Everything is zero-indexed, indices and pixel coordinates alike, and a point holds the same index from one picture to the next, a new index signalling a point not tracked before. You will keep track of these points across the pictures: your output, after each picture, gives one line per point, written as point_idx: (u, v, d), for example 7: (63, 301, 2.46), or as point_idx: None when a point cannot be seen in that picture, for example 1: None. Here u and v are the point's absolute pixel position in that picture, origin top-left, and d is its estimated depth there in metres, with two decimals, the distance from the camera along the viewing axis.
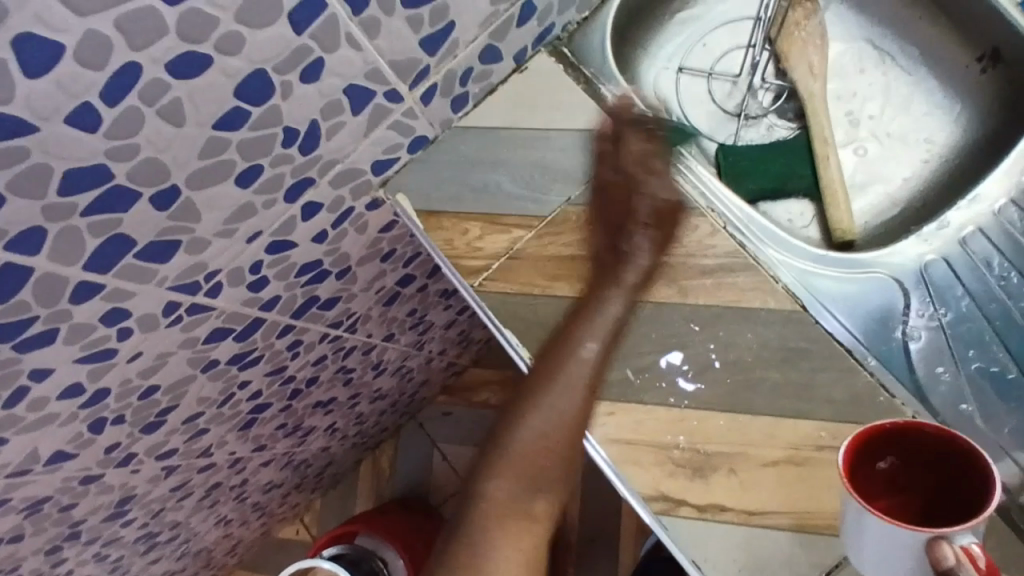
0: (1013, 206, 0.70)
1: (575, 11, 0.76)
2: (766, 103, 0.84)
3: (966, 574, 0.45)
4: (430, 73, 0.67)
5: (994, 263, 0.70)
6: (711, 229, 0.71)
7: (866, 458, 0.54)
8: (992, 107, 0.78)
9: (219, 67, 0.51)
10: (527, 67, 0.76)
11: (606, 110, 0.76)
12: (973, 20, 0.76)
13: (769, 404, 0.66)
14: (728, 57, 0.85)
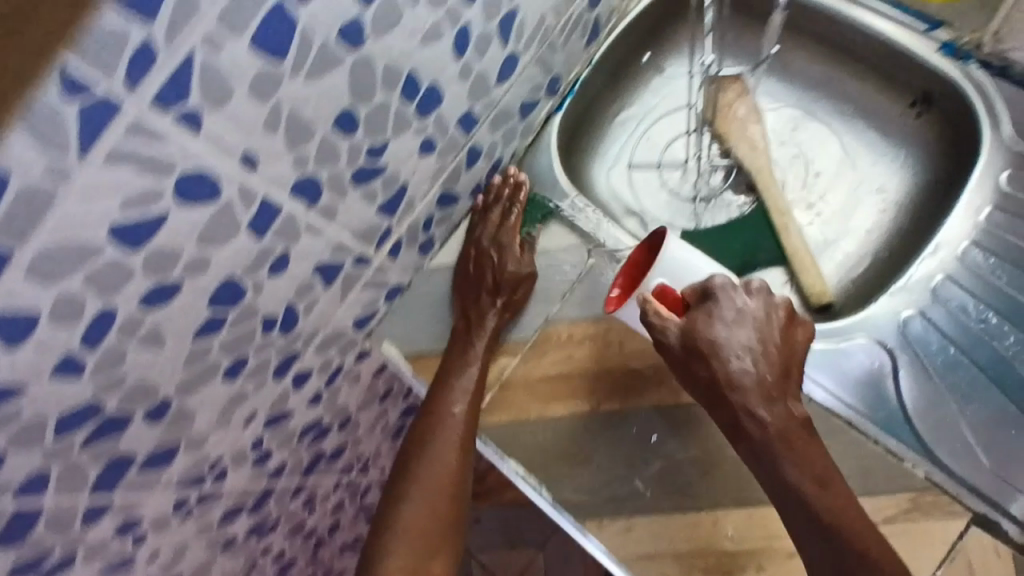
0: (976, 248, 0.70)
1: (520, 139, 0.80)
2: (718, 182, 0.86)
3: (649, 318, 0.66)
4: (393, 231, 0.71)
5: (971, 309, 0.69)
6: None
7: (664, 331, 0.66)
8: (936, 147, 0.78)
9: (190, 287, 0.54)
10: (484, 199, 0.80)
11: (563, 225, 0.79)
12: (896, 71, 0.79)
13: None
14: (673, 146, 0.88)
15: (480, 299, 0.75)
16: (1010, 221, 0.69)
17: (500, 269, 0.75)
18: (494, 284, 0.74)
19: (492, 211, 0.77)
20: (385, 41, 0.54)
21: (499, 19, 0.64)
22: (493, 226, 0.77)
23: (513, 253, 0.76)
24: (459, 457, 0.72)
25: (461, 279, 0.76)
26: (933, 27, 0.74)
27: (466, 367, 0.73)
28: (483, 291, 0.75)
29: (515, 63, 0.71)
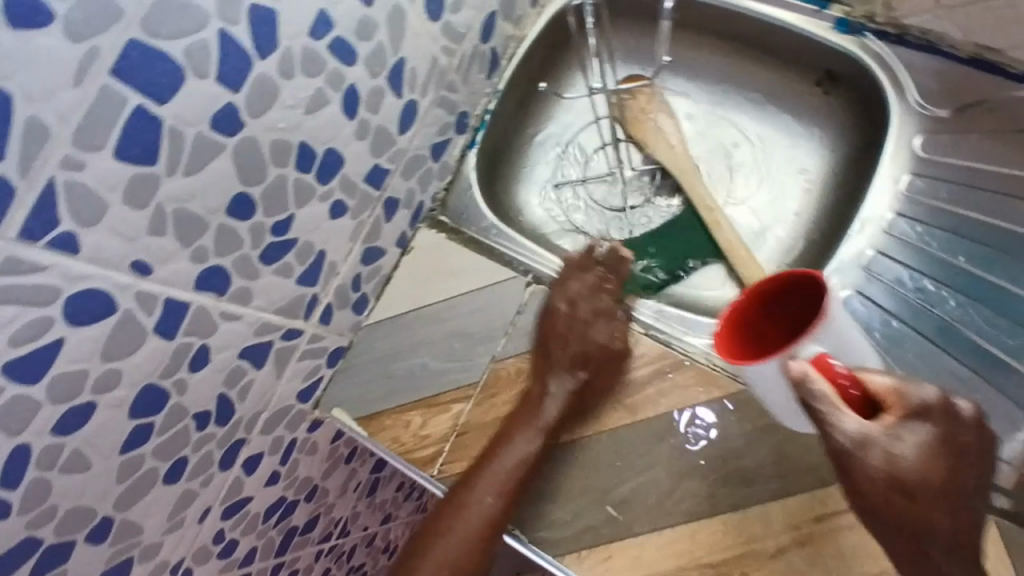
0: (901, 219, 0.70)
1: (438, 181, 0.80)
2: (646, 187, 0.86)
3: (818, 385, 0.48)
4: (320, 298, 0.69)
5: (905, 278, 0.69)
6: (633, 338, 0.72)
7: (753, 338, 0.55)
8: (847, 122, 0.79)
9: (106, 403, 0.51)
10: (413, 247, 0.79)
11: (495, 259, 0.78)
12: (796, 54, 0.79)
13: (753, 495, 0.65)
14: (595, 158, 0.88)
15: (563, 367, 0.71)
16: (929, 186, 0.70)
17: (586, 340, 0.72)
18: (584, 356, 0.71)
19: (591, 272, 0.76)
20: (265, 119, 0.52)
21: (387, 72, 0.63)
22: (591, 282, 0.76)
23: (600, 328, 0.73)
24: (476, 543, 0.67)
25: (545, 346, 0.72)
26: (822, 6, 0.73)
27: (513, 449, 0.67)
28: (563, 361, 0.72)
29: (415, 110, 0.70)
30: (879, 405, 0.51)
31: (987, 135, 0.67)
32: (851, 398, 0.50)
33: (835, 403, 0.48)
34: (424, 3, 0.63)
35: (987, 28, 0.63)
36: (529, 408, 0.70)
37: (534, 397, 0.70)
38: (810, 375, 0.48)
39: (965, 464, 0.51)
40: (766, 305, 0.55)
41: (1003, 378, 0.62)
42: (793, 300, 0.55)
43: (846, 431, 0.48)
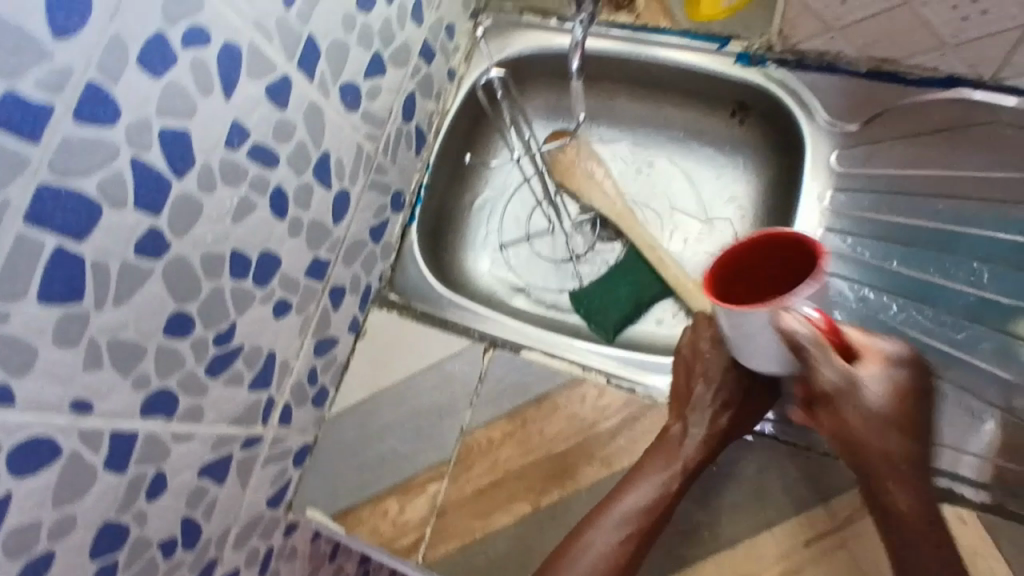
0: (832, 233, 0.71)
1: (383, 261, 0.80)
2: (588, 235, 0.88)
3: (803, 329, 0.48)
4: (275, 401, 0.68)
5: (846, 291, 0.70)
6: (598, 389, 0.70)
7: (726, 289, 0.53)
8: (765, 147, 0.82)
9: (63, 551, 0.49)
10: (366, 330, 0.79)
11: (450, 330, 0.77)
12: (707, 90, 0.82)
13: (739, 530, 0.64)
14: (534, 216, 0.90)
15: (694, 415, 0.64)
16: (852, 198, 0.72)
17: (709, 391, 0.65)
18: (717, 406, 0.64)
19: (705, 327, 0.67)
20: (192, 236, 0.52)
21: (311, 168, 0.63)
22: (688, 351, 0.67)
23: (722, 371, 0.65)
24: None
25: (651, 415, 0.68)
26: (723, 44, 0.77)
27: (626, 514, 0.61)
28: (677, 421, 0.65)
29: (347, 199, 0.70)
30: (855, 356, 0.54)
31: (897, 142, 0.71)
32: (834, 343, 0.52)
33: (831, 353, 0.50)
34: (339, 96, 0.64)
35: (879, 43, 0.69)
36: (644, 474, 0.63)
37: (666, 444, 0.64)
38: (805, 328, 0.48)
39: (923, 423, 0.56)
40: (745, 262, 0.53)
41: (955, 369, 0.65)
42: (771, 256, 0.52)
43: (827, 375, 0.51)
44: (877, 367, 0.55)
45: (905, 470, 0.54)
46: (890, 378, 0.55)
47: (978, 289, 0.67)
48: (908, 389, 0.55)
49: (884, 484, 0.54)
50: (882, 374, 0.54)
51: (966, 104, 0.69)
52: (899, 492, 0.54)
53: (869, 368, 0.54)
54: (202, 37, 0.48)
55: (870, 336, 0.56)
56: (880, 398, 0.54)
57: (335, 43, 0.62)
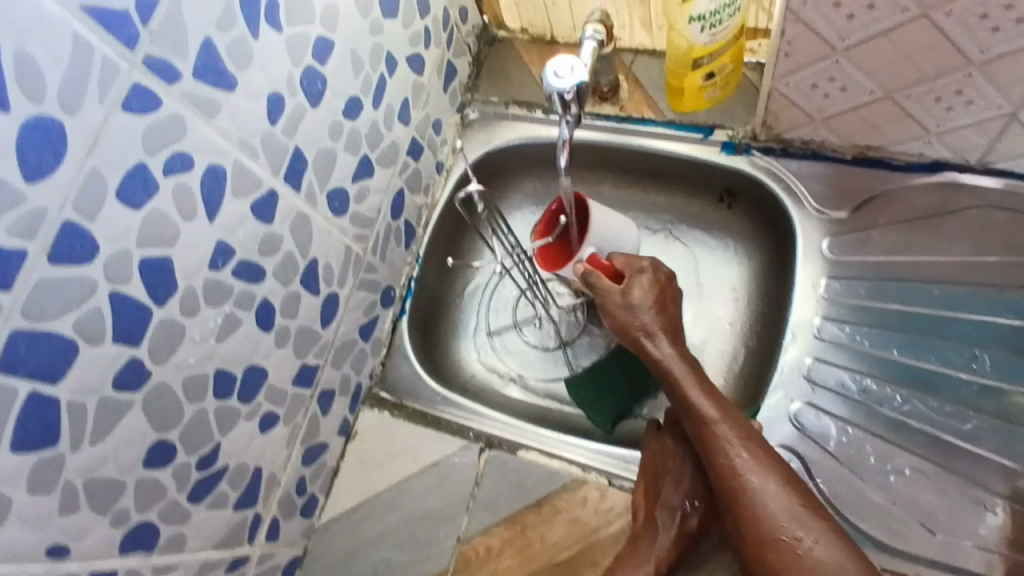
0: (830, 322, 0.71)
1: (373, 358, 0.77)
2: (580, 320, 0.86)
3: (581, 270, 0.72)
4: (262, 517, 0.65)
5: (849, 381, 0.69)
6: (600, 491, 0.68)
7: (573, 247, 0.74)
8: (753, 232, 0.81)
9: None
10: (356, 432, 0.75)
11: (443, 429, 0.74)
12: (694, 176, 0.82)
13: None
14: (523, 303, 0.88)
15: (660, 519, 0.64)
16: (846, 286, 0.71)
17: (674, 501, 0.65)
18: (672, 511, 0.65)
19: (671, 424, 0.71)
20: (174, 361, 0.50)
21: (299, 276, 0.62)
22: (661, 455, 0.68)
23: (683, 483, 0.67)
24: None
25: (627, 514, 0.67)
26: (707, 133, 0.77)
27: None
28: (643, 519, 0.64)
29: (336, 302, 0.69)
30: (621, 273, 0.72)
31: (887, 228, 0.71)
32: (608, 268, 0.72)
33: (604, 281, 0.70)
34: (327, 203, 0.64)
35: (863, 133, 0.69)
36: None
37: (650, 547, 0.63)
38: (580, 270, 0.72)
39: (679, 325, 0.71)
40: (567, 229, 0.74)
41: (961, 462, 0.65)
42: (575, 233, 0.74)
43: (625, 309, 0.70)
44: (641, 291, 0.70)
45: (716, 413, 0.64)
46: (637, 272, 0.71)
47: (981, 377, 0.66)
48: (670, 313, 0.71)
49: (711, 436, 0.64)
50: (643, 289, 0.71)
51: (953, 189, 0.69)
52: (723, 435, 0.63)
53: (644, 317, 0.70)
54: (185, 163, 0.47)
55: (633, 257, 0.72)
56: (648, 311, 0.70)
57: (322, 151, 0.61)
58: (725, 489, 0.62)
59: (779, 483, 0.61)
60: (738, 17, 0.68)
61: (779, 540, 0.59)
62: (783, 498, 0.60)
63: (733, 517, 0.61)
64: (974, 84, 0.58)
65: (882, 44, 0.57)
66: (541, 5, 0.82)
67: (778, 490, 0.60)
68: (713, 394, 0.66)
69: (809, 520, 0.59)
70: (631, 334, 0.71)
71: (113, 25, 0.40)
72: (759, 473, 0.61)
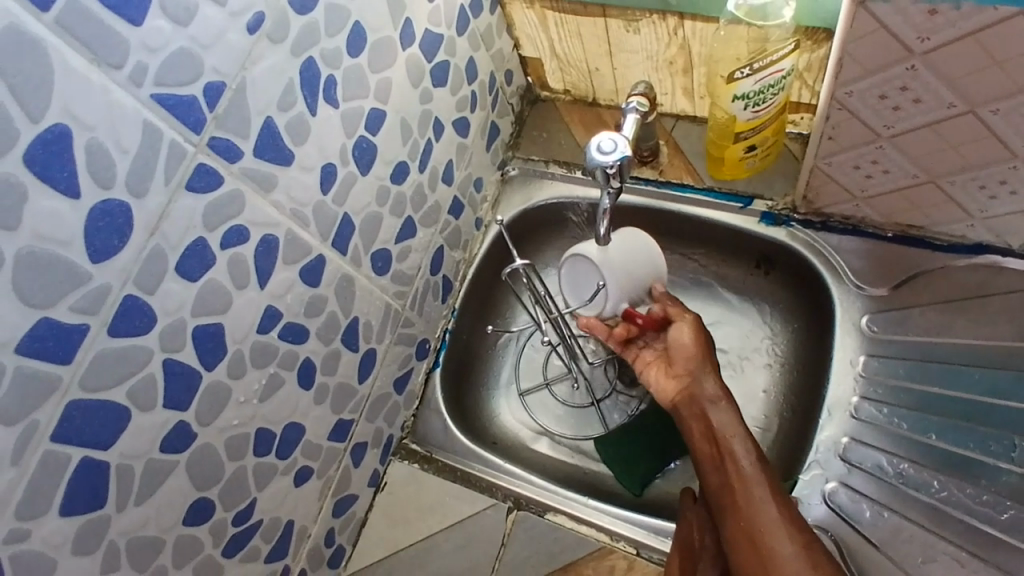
0: (867, 401, 0.70)
1: (405, 409, 0.79)
2: (611, 379, 0.87)
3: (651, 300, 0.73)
4: (291, 569, 0.67)
5: (885, 464, 0.68)
6: (627, 562, 0.69)
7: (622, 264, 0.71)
8: (789, 301, 0.81)
9: None
10: (386, 482, 0.76)
11: (473, 487, 0.75)
12: (731, 243, 0.82)
13: None
14: (553, 360, 0.89)
15: None
16: (885, 365, 0.71)
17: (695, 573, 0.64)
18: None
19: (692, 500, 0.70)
20: (217, 423, 0.53)
21: (340, 335, 0.63)
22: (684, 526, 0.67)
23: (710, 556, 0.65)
24: None
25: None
26: (746, 203, 0.78)
27: None
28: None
29: (373, 358, 0.70)
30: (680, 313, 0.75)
31: (928, 308, 0.70)
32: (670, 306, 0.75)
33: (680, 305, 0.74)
34: (371, 264, 0.66)
35: (906, 213, 0.69)
36: None
37: None
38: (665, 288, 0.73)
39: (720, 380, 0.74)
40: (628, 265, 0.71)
41: (999, 553, 0.62)
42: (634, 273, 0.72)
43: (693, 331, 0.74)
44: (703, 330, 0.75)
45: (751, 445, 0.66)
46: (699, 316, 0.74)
47: (1020, 466, 0.64)
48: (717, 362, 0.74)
49: (742, 479, 0.64)
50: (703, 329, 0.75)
51: (997, 271, 0.68)
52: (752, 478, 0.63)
53: (706, 355, 0.71)
54: (242, 236, 0.50)
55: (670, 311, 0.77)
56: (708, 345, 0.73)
57: (369, 216, 0.64)
58: (744, 528, 0.61)
59: (802, 535, 0.59)
60: (782, 96, 0.69)
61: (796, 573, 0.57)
62: (804, 550, 0.58)
63: (750, 552, 0.60)
64: (1019, 176, 0.58)
65: (926, 135, 0.58)
66: (586, 71, 0.83)
67: (799, 542, 0.59)
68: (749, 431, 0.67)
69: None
70: (695, 359, 0.71)
71: (178, 110, 0.44)
72: (783, 512, 0.61)
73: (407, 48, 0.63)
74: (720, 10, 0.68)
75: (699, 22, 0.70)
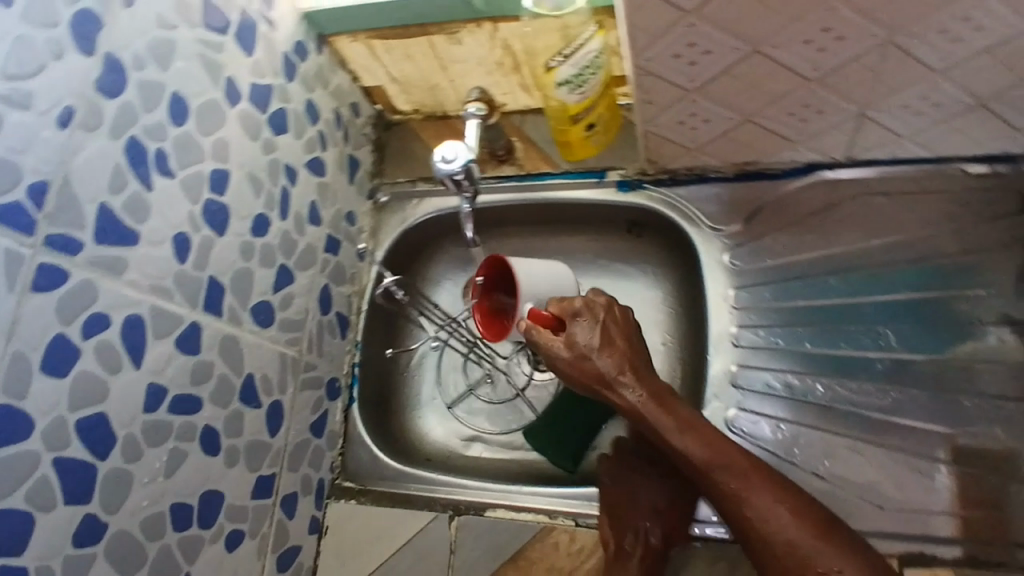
0: (745, 329, 0.76)
1: (330, 450, 0.80)
2: (525, 369, 0.90)
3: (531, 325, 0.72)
4: None
5: (773, 381, 0.74)
6: (569, 534, 0.72)
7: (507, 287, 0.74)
8: (664, 257, 0.86)
9: None
10: (326, 526, 0.77)
11: (413, 506, 0.76)
12: (601, 217, 0.87)
13: None
14: (468, 367, 0.91)
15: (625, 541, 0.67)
16: (753, 293, 0.76)
17: (620, 523, 0.69)
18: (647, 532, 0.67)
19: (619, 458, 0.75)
20: (127, 508, 0.53)
21: (237, 395, 0.64)
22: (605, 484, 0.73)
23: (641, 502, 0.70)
24: None
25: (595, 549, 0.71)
26: (601, 176, 0.83)
27: None
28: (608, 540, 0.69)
29: (280, 409, 0.71)
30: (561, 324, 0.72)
31: (778, 233, 0.77)
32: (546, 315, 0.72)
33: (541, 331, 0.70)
34: (252, 318, 0.67)
35: (737, 153, 0.75)
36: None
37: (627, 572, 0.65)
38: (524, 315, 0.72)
39: (636, 345, 0.71)
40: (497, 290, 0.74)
41: (887, 433, 0.69)
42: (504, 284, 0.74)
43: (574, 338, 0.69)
44: (586, 331, 0.69)
45: (692, 427, 0.66)
46: (583, 310, 0.70)
47: (890, 352, 0.71)
48: (625, 337, 0.71)
49: (707, 469, 0.64)
50: (589, 324, 0.70)
51: (829, 185, 0.76)
52: (718, 469, 0.64)
53: (600, 357, 0.69)
54: (105, 321, 0.51)
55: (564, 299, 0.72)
56: (598, 349, 0.69)
57: (237, 273, 0.65)
58: (733, 516, 0.63)
59: (791, 512, 0.60)
60: (601, 74, 0.74)
61: (779, 541, 0.59)
62: (798, 528, 0.59)
63: (745, 540, 0.62)
64: (817, 97, 0.64)
65: (727, 80, 0.63)
66: (427, 88, 0.87)
67: (791, 524, 0.60)
68: (680, 406, 0.67)
69: (827, 550, 0.58)
70: (595, 375, 0.69)
71: (6, 216, 0.44)
72: (762, 495, 0.62)
73: (236, 105, 0.65)
74: (515, 10, 0.72)
75: (511, 23, 0.74)
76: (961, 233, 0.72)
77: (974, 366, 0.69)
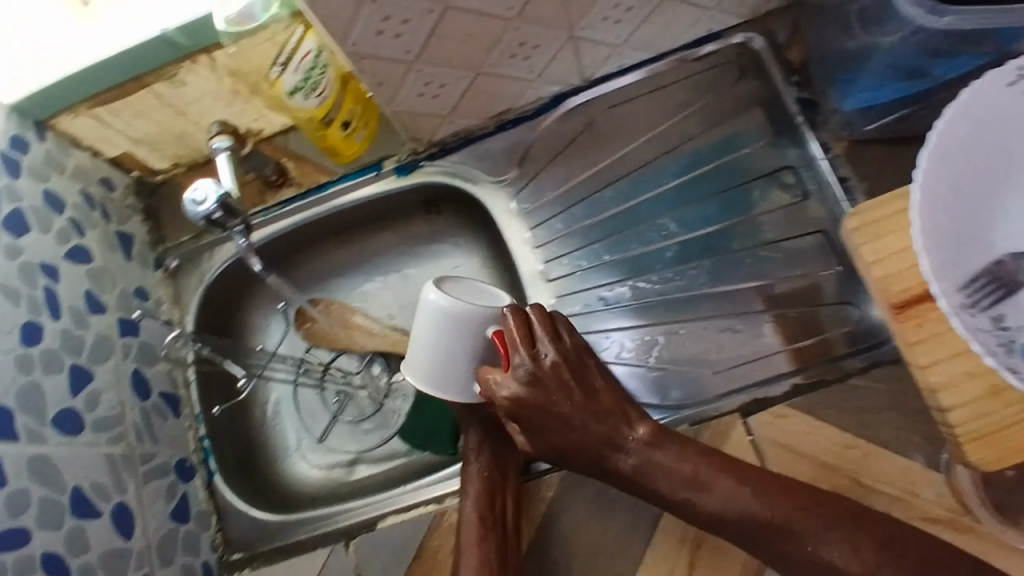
0: (551, 263, 0.81)
1: (205, 530, 0.76)
2: (380, 376, 0.88)
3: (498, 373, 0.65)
4: None
5: (590, 298, 0.79)
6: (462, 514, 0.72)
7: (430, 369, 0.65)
8: (467, 226, 0.89)
9: None
10: None
11: (307, 548, 0.74)
12: (395, 207, 0.87)
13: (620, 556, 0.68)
14: (324, 396, 0.89)
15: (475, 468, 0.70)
16: (547, 228, 0.81)
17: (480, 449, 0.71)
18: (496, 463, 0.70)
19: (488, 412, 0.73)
20: None
21: (68, 512, 0.62)
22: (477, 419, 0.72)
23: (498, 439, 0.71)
24: None
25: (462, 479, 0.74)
26: (378, 168, 0.83)
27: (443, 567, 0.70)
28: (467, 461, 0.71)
29: (128, 510, 0.68)
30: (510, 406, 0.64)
31: (551, 166, 0.81)
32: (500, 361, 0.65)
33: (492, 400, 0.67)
34: (57, 429, 0.64)
35: (487, 106, 0.78)
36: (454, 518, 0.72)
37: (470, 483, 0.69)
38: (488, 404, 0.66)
39: (581, 395, 0.64)
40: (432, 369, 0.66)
41: (697, 308, 0.76)
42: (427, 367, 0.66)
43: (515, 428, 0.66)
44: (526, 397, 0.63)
45: (679, 473, 0.59)
46: (514, 393, 0.62)
47: (675, 238, 0.78)
48: (575, 398, 0.63)
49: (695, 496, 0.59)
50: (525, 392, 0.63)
51: (579, 111, 0.80)
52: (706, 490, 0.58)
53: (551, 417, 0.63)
54: None
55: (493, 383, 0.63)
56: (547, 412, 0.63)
57: (23, 390, 0.62)
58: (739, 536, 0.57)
59: (790, 504, 0.55)
60: (332, 71, 0.74)
61: (794, 556, 0.54)
62: (807, 521, 0.54)
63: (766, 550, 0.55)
64: (527, 33, 0.67)
65: (438, 42, 0.65)
66: (176, 138, 0.81)
67: (799, 520, 0.54)
68: (665, 454, 0.61)
69: (837, 531, 0.52)
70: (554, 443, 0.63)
71: None
72: (752, 498, 0.56)
73: None
74: (214, 34, 0.69)
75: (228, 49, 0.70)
76: (704, 112, 0.79)
77: (752, 222, 0.76)
